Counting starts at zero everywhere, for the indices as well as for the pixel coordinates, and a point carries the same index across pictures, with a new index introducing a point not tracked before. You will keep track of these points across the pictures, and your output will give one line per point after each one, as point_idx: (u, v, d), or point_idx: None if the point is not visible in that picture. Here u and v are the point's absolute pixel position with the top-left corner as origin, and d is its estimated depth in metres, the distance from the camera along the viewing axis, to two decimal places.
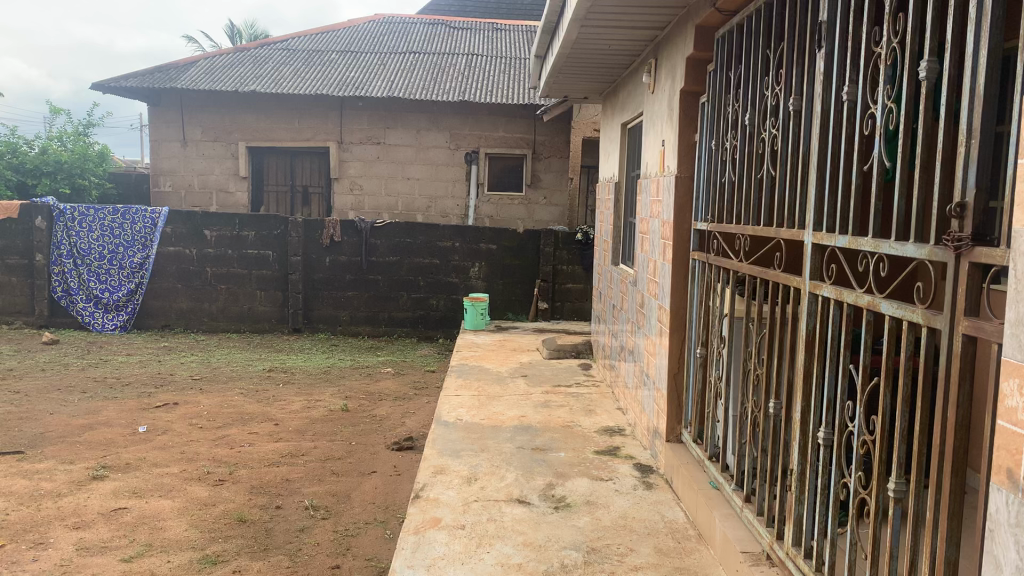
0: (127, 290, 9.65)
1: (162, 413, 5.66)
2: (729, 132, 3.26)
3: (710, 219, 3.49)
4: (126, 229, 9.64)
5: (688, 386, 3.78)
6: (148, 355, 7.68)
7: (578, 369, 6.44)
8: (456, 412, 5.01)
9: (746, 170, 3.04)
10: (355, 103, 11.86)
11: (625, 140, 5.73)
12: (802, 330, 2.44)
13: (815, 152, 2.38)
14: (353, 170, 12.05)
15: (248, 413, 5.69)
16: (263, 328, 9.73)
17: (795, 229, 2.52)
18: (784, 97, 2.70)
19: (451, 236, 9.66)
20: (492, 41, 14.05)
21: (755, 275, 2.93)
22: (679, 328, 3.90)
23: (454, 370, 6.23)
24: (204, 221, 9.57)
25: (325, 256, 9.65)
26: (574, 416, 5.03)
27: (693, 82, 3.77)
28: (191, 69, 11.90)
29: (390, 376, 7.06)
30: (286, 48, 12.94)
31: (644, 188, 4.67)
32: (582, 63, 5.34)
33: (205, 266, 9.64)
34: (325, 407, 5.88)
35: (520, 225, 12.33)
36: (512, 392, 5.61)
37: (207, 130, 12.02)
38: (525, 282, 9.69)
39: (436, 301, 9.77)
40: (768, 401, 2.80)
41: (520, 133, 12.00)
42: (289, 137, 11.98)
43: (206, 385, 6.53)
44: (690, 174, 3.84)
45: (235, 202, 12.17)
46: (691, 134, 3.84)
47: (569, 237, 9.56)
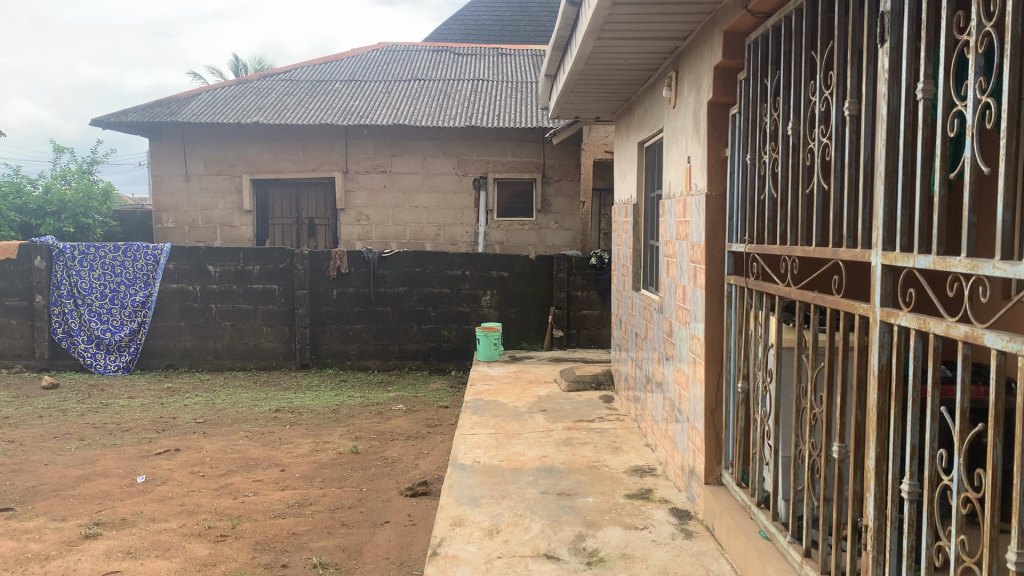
0: (129, 330, 9.38)
1: (162, 461, 5.35)
2: (768, 144, 2.96)
3: (748, 240, 3.17)
4: (127, 267, 9.40)
5: (728, 422, 3.45)
6: (150, 398, 7.38)
7: (599, 401, 6.11)
8: (473, 454, 4.69)
9: (791, 185, 2.74)
10: (359, 131, 11.65)
11: (642, 159, 5.46)
12: (875, 365, 2.11)
13: (883, 161, 2.07)
14: (359, 201, 11.81)
15: (252, 459, 5.38)
16: (270, 365, 9.44)
17: (861, 249, 2.21)
18: (838, 101, 2.39)
19: (461, 264, 9.37)
20: (498, 65, 13.86)
21: (809, 302, 2.61)
22: (715, 360, 3.59)
23: (469, 406, 5.91)
24: (208, 257, 9.31)
25: (332, 289, 9.38)
26: (599, 454, 4.70)
27: (721, 92, 3.47)
28: (192, 101, 11.72)
29: (401, 413, 6.74)
30: (288, 79, 12.77)
31: (668, 209, 4.37)
32: (596, 80, 5.07)
33: (209, 303, 9.38)
34: (333, 450, 5.56)
35: (532, 251, 12.03)
36: (531, 429, 5.29)
37: (209, 163, 11.83)
38: (539, 310, 9.38)
39: (447, 333, 9.47)
40: (830, 444, 2.47)
41: (529, 157, 11.76)
42: (293, 168, 11.77)
43: (209, 429, 6.22)
44: (722, 192, 3.54)
45: (239, 236, 11.97)
46: (720, 149, 3.54)
47: (583, 262, 9.26)
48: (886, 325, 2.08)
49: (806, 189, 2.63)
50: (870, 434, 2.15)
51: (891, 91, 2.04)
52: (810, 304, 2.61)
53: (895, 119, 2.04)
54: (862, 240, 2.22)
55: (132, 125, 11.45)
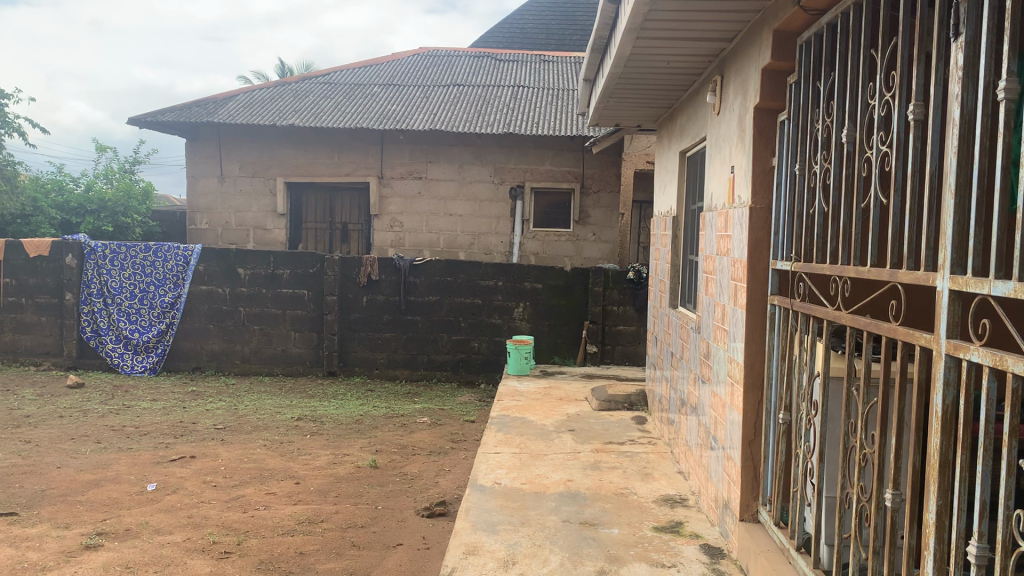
0: (157, 331, 9.33)
1: (176, 468, 5.20)
2: (820, 152, 2.70)
3: (794, 257, 2.90)
4: (158, 268, 9.35)
5: (767, 456, 3.17)
6: (173, 401, 7.27)
7: (630, 422, 5.84)
8: (494, 475, 4.46)
9: (846, 199, 2.47)
10: (396, 136, 11.52)
11: (682, 169, 5.20)
12: (939, 407, 1.83)
13: (953, 171, 1.80)
14: (394, 207, 11.68)
15: (268, 469, 5.20)
16: (297, 371, 9.31)
17: (924, 271, 1.94)
18: (901, 104, 2.12)
19: (494, 274, 9.15)
20: (540, 72, 13.66)
21: (861, 329, 2.33)
22: (754, 386, 3.31)
23: (494, 423, 5.67)
24: (238, 259, 9.23)
25: (362, 295, 9.24)
26: (627, 481, 4.44)
27: (768, 96, 3.21)
28: (230, 103, 11.69)
29: (425, 427, 6.52)
30: (327, 82, 12.69)
31: (708, 223, 4.12)
32: (636, 85, 4.83)
33: (238, 306, 9.29)
34: (351, 463, 5.36)
35: (567, 263, 11.78)
36: (557, 450, 5.04)
37: (245, 166, 11.79)
38: (572, 324, 9.12)
39: (478, 344, 9.25)
40: (882, 491, 2.18)
41: (568, 167, 11.53)
42: (328, 172, 11.67)
43: (228, 436, 6.06)
44: (767, 206, 3.27)
45: (272, 239, 11.90)
46: (767, 158, 3.27)
47: (620, 276, 8.98)
48: (954, 359, 1.80)
49: (861, 205, 2.36)
50: (928, 484, 1.86)
51: (965, 91, 1.77)
52: (862, 330, 2.33)
53: (970, 123, 1.77)
54: (924, 261, 1.95)
55: (169, 125, 11.45)
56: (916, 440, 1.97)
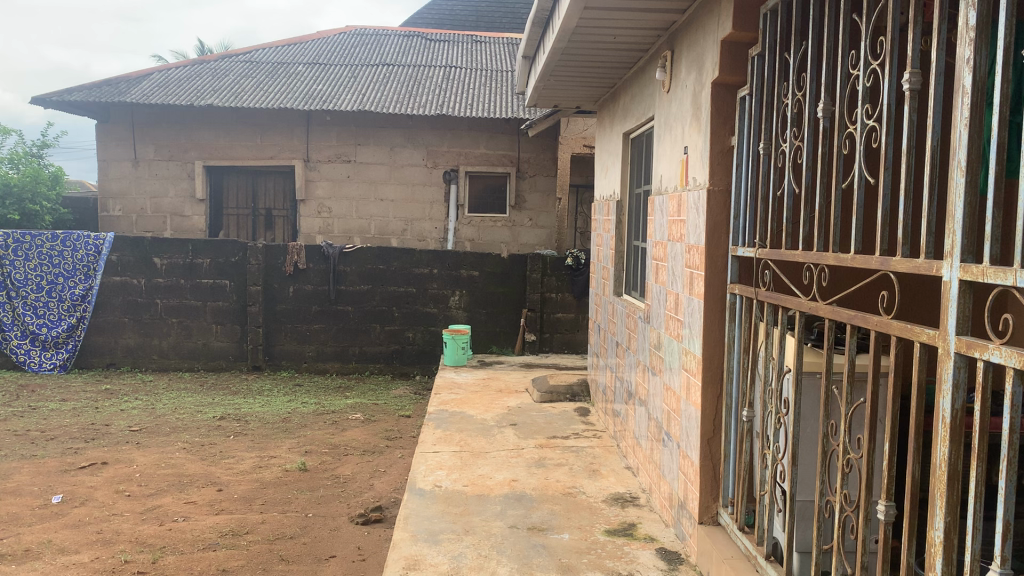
0: (67, 325, 8.73)
1: (85, 477, 4.77)
2: (792, 128, 2.49)
3: (759, 244, 2.70)
4: (66, 258, 8.74)
5: (728, 454, 2.99)
6: (85, 401, 6.77)
7: (574, 414, 5.62)
8: (434, 477, 4.18)
9: (824, 177, 2.27)
10: (322, 118, 11.06)
11: (626, 150, 4.98)
12: (947, 412, 1.62)
13: (963, 144, 1.59)
14: (321, 192, 11.22)
15: (187, 476, 4.82)
16: (220, 366, 8.85)
17: (924, 259, 1.74)
18: (892, 72, 1.92)
19: (429, 262, 8.84)
20: (472, 53, 13.32)
21: (843, 323, 2.12)
22: (713, 381, 3.11)
23: (432, 419, 5.39)
24: (154, 248, 8.70)
25: (288, 285, 8.82)
26: (575, 479, 4.20)
27: (727, 70, 2.98)
28: (144, 82, 11.04)
29: (358, 424, 6.19)
30: (248, 61, 12.12)
31: (657, 206, 3.91)
32: (578, 61, 4.57)
33: (155, 298, 8.76)
34: (279, 467, 5.01)
35: (504, 249, 11.53)
36: (500, 446, 4.78)
37: (160, 148, 11.18)
38: (510, 312, 8.88)
39: (412, 334, 8.94)
40: (870, 500, 1.97)
41: (503, 150, 11.26)
42: (250, 155, 11.15)
43: (144, 439, 5.63)
44: (726, 187, 3.06)
45: (191, 226, 11.33)
46: (726, 137, 3.05)
47: (558, 262, 8.77)
48: (965, 358, 1.59)
49: (842, 185, 2.17)
50: (933, 495, 1.67)
51: (978, 54, 1.56)
52: (843, 323, 2.13)
53: (984, 90, 1.56)
54: (925, 247, 1.75)
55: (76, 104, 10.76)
56: (915, 448, 1.77)
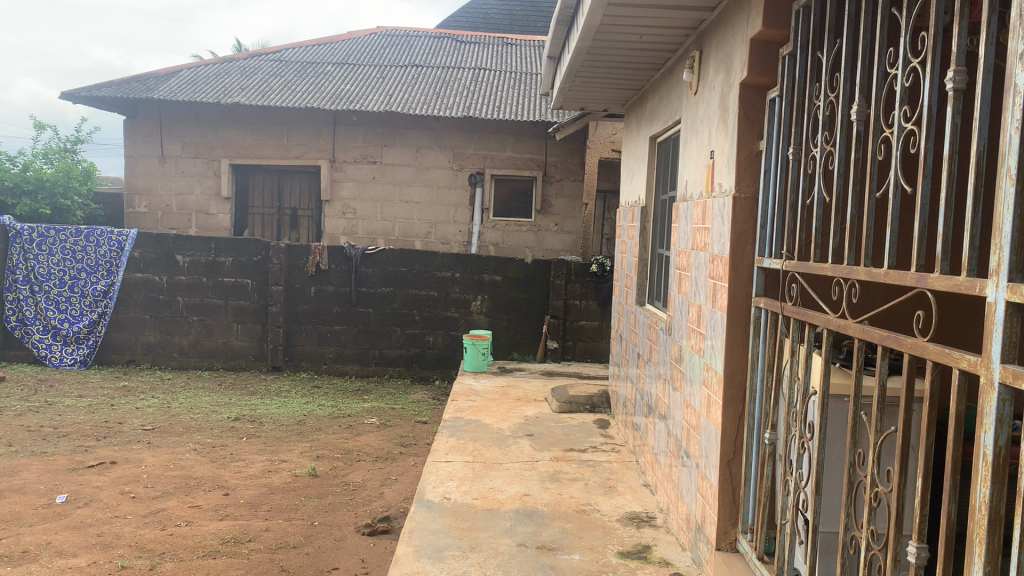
0: (88, 321, 8.74)
1: (91, 476, 4.70)
2: (823, 132, 2.32)
3: (786, 256, 2.53)
4: (90, 253, 8.75)
5: (749, 478, 2.81)
6: (101, 397, 6.72)
7: (593, 426, 5.46)
8: (443, 488, 4.04)
9: (857, 186, 2.10)
10: (349, 118, 11.00)
11: (653, 155, 4.82)
12: (988, 448, 1.45)
13: (1013, 150, 1.42)
14: (346, 192, 11.17)
15: (195, 478, 4.73)
16: (240, 365, 8.81)
17: (965, 277, 1.56)
18: (934, 71, 1.74)
19: (451, 266, 8.72)
20: (502, 55, 13.20)
21: (874, 344, 1.95)
22: (735, 400, 2.94)
23: (446, 427, 5.25)
24: (177, 245, 8.68)
25: (310, 285, 8.75)
26: (589, 496, 4.04)
27: (757, 70, 2.80)
28: (172, 79, 11.06)
29: (372, 429, 6.07)
30: (278, 59, 12.12)
31: (682, 213, 3.75)
32: (603, 62, 4.42)
33: (176, 295, 8.74)
34: (288, 471, 4.91)
35: (529, 254, 11.39)
36: (514, 458, 4.64)
37: (187, 146, 11.20)
38: (532, 318, 8.73)
39: (433, 339, 8.82)
40: (899, 540, 1.79)
41: (531, 153, 11.13)
42: (276, 154, 11.12)
43: (155, 438, 5.56)
44: (753, 195, 2.89)
45: (216, 224, 11.33)
46: (754, 141, 2.89)
47: (582, 269, 8.60)
48: (1010, 391, 1.42)
49: (877, 194, 2.00)
50: (972, 540, 1.49)
51: None
52: (874, 344, 1.96)
53: None
54: (967, 264, 1.58)
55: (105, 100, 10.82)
56: (951, 487, 1.59)
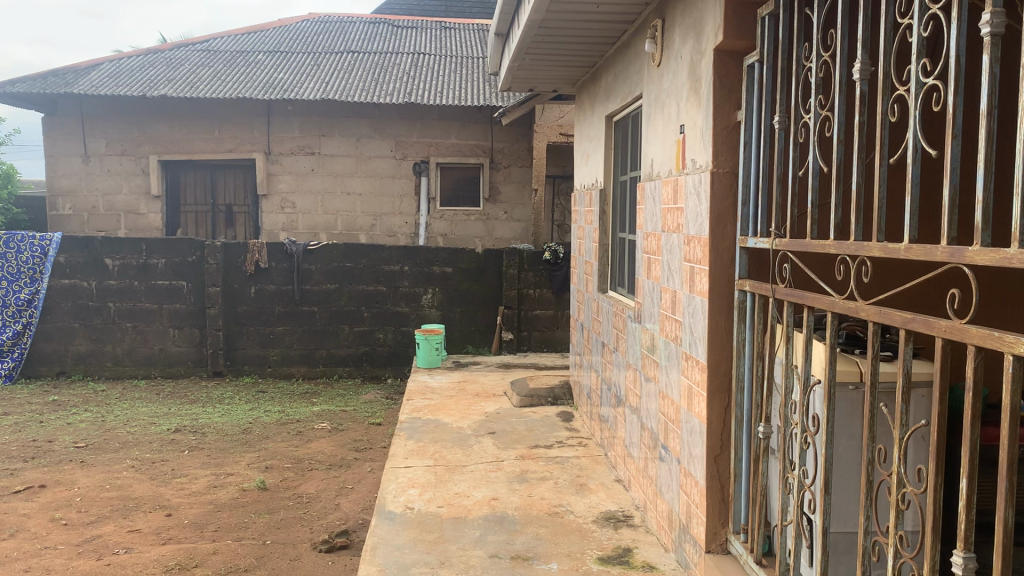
0: (12, 332, 8.20)
1: (18, 503, 4.31)
2: (817, 94, 2.09)
3: (775, 233, 2.32)
4: (10, 260, 8.22)
5: (740, 474, 2.61)
6: (29, 414, 6.27)
7: (557, 419, 5.24)
8: (406, 497, 3.77)
9: (862, 153, 1.88)
10: (284, 107, 10.57)
11: (610, 135, 4.60)
12: None
13: None
14: (284, 186, 10.74)
15: (134, 498, 4.38)
16: (179, 372, 8.38)
17: (1016, 249, 1.35)
18: (960, 14, 1.53)
19: (399, 258, 8.41)
20: (440, 40, 12.86)
21: (895, 328, 1.74)
22: (719, 391, 2.72)
23: (403, 428, 4.97)
24: (106, 248, 8.21)
25: (250, 285, 8.36)
26: (561, 496, 3.81)
27: (733, 34, 2.57)
28: (92, 72, 10.49)
29: (324, 434, 5.76)
30: (205, 50, 11.60)
31: (648, 193, 3.54)
32: (556, 37, 4.17)
33: (106, 301, 8.27)
34: (235, 486, 4.58)
35: (478, 244, 11.12)
36: (477, 459, 4.38)
37: (112, 143, 10.65)
38: (486, 310, 8.48)
39: (383, 335, 8.51)
40: (936, 548, 1.59)
41: (476, 140, 10.85)
42: (208, 148, 10.64)
43: (88, 456, 5.16)
44: (731, 170, 2.68)
45: (146, 224, 10.80)
46: (731, 111, 2.66)
47: (535, 257, 8.38)
48: None
49: (889, 160, 1.79)
50: None
51: None
52: (895, 327, 1.75)
53: None
54: (1017, 234, 1.37)
55: (20, 96, 10.21)
56: (1007, 491, 1.38)
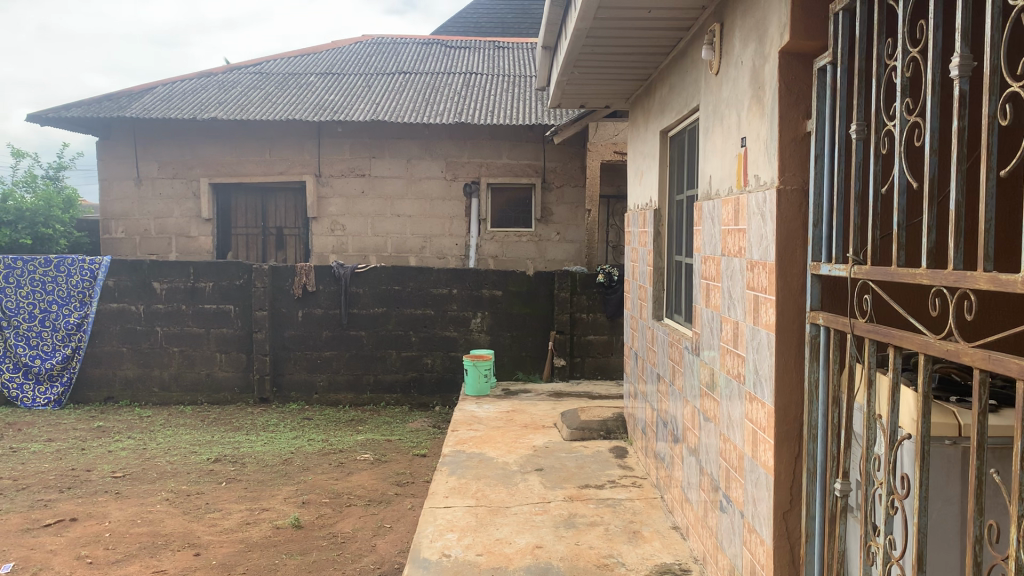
0: (62, 357, 8.21)
1: (46, 538, 4.16)
2: (906, 95, 1.75)
3: (853, 259, 1.98)
4: (60, 284, 8.24)
5: (812, 535, 2.24)
6: (71, 441, 6.18)
7: (608, 455, 4.92)
8: (442, 543, 3.50)
9: (962, 162, 1.53)
10: (334, 128, 10.50)
11: (665, 151, 4.29)
12: None
13: None
14: (334, 209, 10.65)
15: (163, 535, 4.19)
16: (225, 398, 8.27)
17: None
18: None
19: (447, 282, 8.20)
20: (494, 59, 12.71)
21: (1010, 377, 1.38)
22: (788, 439, 2.39)
23: (445, 464, 4.71)
24: (154, 272, 8.18)
25: (297, 309, 8.23)
26: (612, 545, 3.49)
27: (802, 34, 2.25)
28: (146, 96, 10.59)
29: (366, 466, 5.52)
30: (258, 72, 11.64)
31: (707, 213, 3.23)
32: (605, 47, 3.90)
33: (154, 325, 8.23)
34: (268, 523, 4.36)
35: (530, 266, 10.84)
36: (522, 499, 4.08)
37: (164, 166, 10.72)
38: (537, 335, 8.20)
39: (431, 361, 8.29)
40: None
41: (528, 159, 10.62)
42: (259, 171, 10.63)
43: (123, 488, 5.02)
44: (801, 187, 2.36)
45: (197, 247, 10.82)
46: (800, 121, 2.35)
47: (588, 280, 8.08)
48: None
49: (1000, 172, 1.43)
50: None
51: None
52: (1009, 377, 1.38)
53: None
54: None
55: (77, 121, 10.35)
56: None
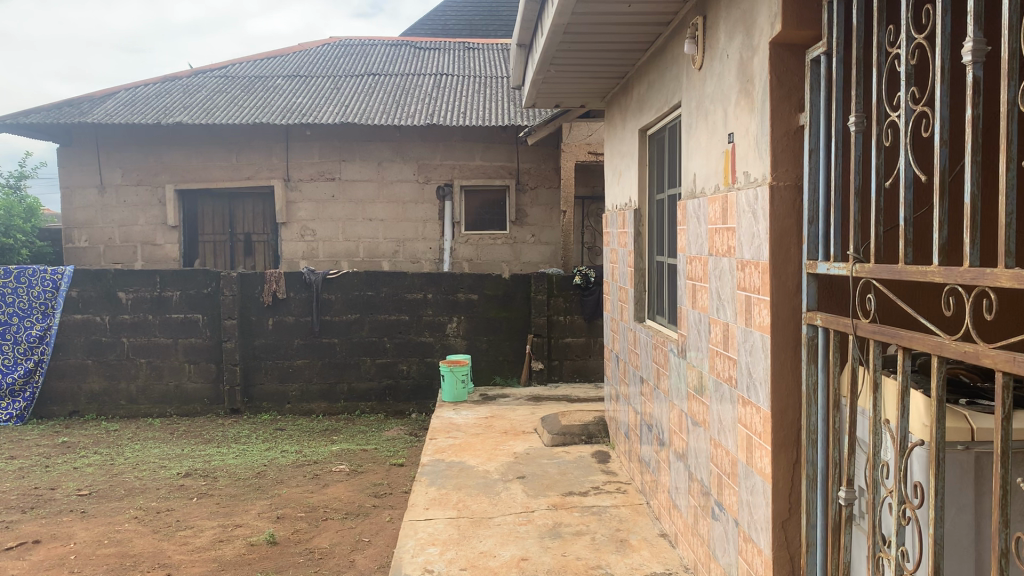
0: (23, 370, 7.95)
1: (8, 562, 3.97)
2: (911, 85, 1.66)
3: (854, 257, 1.89)
4: (21, 296, 7.99)
5: (814, 545, 2.16)
6: (35, 458, 5.97)
7: (592, 460, 4.82)
8: (425, 557, 3.37)
9: (978, 153, 1.45)
10: (302, 132, 10.33)
11: (644, 149, 4.21)
12: None
13: None
14: (304, 213, 10.47)
15: (132, 556, 4.02)
16: (195, 410, 8.08)
17: None
18: None
19: (422, 286, 8.07)
20: (464, 60, 12.59)
21: None
22: (786, 445, 2.30)
23: (424, 473, 4.58)
24: (119, 282, 7.97)
25: (267, 317, 8.05)
26: (599, 555, 3.39)
27: (793, 26, 2.17)
28: (108, 101, 10.34)
29: (342, 477, 5.38)
30: (223, 76, 11.42)
31: (691, 212, 3.14)
32: (583, 44, 3.80)
33: (120, 336, 8.01)
34: (242, 540, 4.21)
35: (505, 268, 10.73)
36: (505, 509, 3.97)
37: (128, 172, 10.48)
38: (515, 338, 8.09)
39: (407, 367, 8.15)
40: None
41: (501, 161, 10.52)
42: (227, 177, 10.43)
43: (89, 506, 4.83)
44: (794, 183, 2.27)
45: (164, 255, 10.59)
46: (792, 115, 2.26)
47: (566, 281, 8.00)
48: None
49: (1020, 163, 1.35)
50: None
51: None
52: None
53: None
54: None
55: (36, 127, 10.09)
56: None
